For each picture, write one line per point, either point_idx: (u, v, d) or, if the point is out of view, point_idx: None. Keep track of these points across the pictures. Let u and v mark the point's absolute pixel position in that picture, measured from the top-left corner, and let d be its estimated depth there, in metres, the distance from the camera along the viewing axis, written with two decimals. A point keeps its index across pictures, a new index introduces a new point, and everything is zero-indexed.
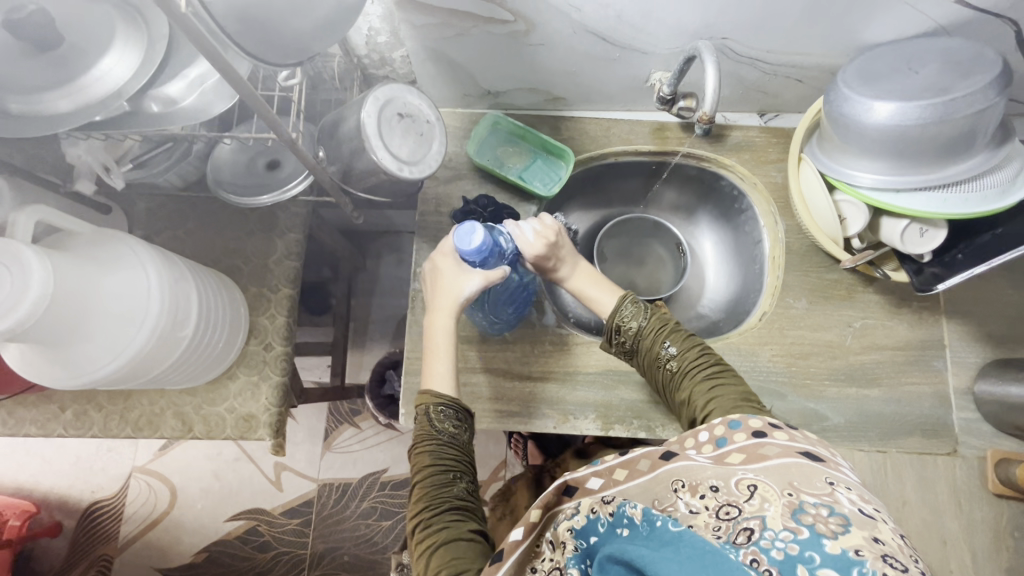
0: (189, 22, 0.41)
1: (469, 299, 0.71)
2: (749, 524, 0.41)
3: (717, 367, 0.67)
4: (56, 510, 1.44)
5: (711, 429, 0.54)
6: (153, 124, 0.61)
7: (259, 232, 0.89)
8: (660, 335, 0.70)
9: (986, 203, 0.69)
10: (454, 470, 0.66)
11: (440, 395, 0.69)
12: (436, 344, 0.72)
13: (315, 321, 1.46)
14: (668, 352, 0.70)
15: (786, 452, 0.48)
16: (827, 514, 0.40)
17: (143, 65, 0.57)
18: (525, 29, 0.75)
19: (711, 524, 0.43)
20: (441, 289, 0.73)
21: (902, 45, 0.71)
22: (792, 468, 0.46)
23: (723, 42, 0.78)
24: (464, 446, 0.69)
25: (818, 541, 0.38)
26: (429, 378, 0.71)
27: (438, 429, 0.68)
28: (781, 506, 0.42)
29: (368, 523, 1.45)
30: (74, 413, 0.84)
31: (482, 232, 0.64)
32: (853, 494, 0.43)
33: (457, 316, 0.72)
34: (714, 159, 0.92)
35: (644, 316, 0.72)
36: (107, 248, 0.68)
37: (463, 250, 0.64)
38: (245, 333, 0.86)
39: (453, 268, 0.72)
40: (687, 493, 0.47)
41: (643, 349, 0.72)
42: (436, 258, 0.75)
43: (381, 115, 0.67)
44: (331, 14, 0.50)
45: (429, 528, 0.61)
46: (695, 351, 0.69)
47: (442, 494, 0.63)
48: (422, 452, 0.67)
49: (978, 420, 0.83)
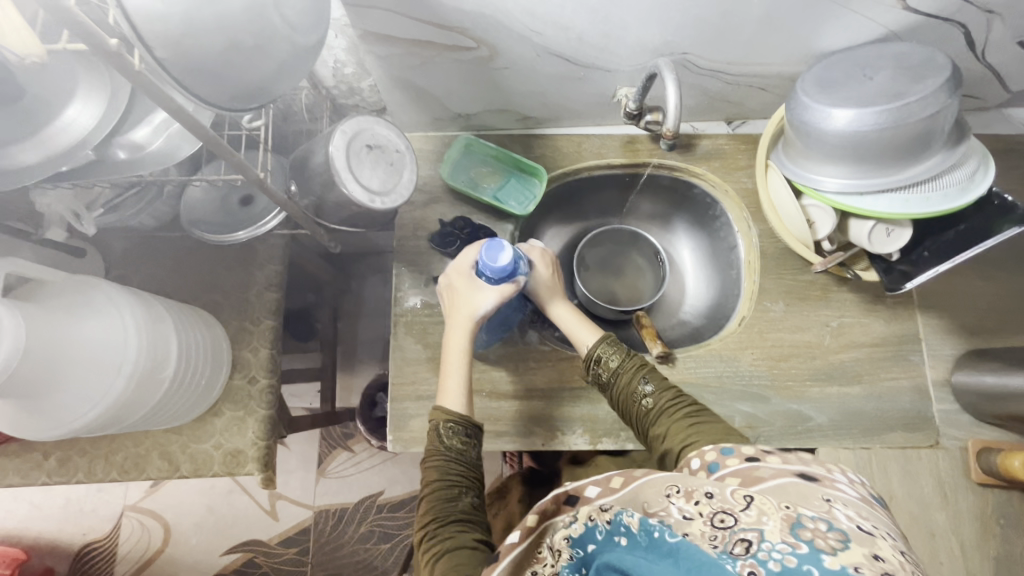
0: (145, 78, 0.42)
1: (485, 317, 0.73)
2: (747, 536, 0.40)
3: (697, 407, 0.68)
4: (47, 555, 1.41)
5: (703, 456, 0.56)
6: (119, 171, 0.60)
7: (237, 266, 0.89)
8: (638, 373, 0.72)
9: (947, 201, 0.71)
10: (461, 485, 0.66)
11: (453, 412, 0.69)
12: (450, 360, 0.72)
13: (302, 347, 1.46)
14: (645, 390, 0.71)
15: (781, 472, 0.49)
16: (826, 530, 0.40)
17: (108, 114, 0.58)
18: (490, 54, 0.76)
19: (706, 533, 0.42)
20: (459, 305, 0.73)
21: (855, 52, 0.73)
22: (788, 487, 0.46)
23: (684, 57, 0.79)
24: (472, 462, 0.69)
25: (817, 556, 0.37)
26: (443, 394, 0.71)
27: (447, 446, 0.68)
28: (778, 520, 0.41)
29: (366, 547, 1.44)
30: (57, 460, 0.83)
31: (509, 252, 0.69)
32: (851, 511, 0.43)
33: (473, 332, 0.73)
34: (686, 169, 0.93)
35: (623, 353, 0.74)
36: (81, 296, 0.68)
37: (488, 265, 0.69)
38: (228, 368, 0.86)
39: (469, 284, 0.73)
40: (682, 500, 0.46)
41: (620, 382, 0.73)
42: (452, 275, 0.75)
43: (349, 148, 0.68)
44: (289, 58, 0.51)
45: (434, 538, 0.61)
46: (672, 393, 0.70)
47: (448, 508, 0.64)
48: (428, 467, 0.67)
49: (958, 411, 0.85)
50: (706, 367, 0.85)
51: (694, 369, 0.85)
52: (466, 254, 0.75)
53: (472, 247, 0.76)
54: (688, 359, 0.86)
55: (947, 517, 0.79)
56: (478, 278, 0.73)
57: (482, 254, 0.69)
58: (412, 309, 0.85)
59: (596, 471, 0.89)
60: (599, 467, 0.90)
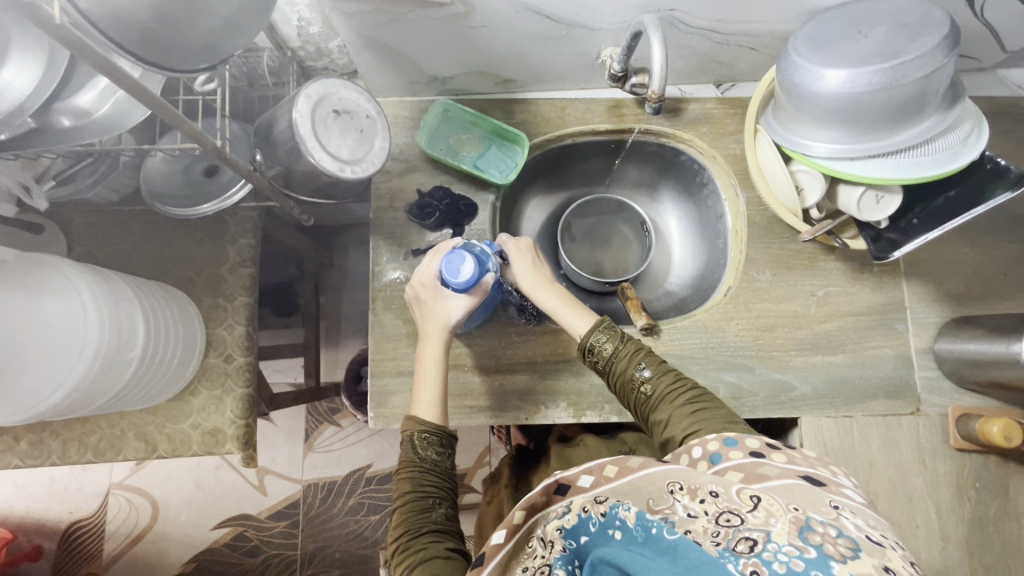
0: (69, 33, 0.38)
1: (458, 325, 0.71)
2: (752, 535, 0.41)
3: (696, 391, 0.68)
4: (34, 534, 1.41)
5: (706, 446, 0.57)
6: (65, 140, 0.56)
7: (207, 241, 0.85)
8: (635, 358, 0.71)
9: (939, 166, 0.69)
10: (435, 496, 0.65)
11: (425, 421, 0.68)
12: (425, 371, 0.71)
13: (284, 323, 1.43)
14: (643, 375, 0.70)
15: (786, 474, 0.50)
16: (836, 536, 0.41)
17: (46, 77, 0.53)
18: (465, 11, 0.71)
19: (709, 529, 0.43)
20: (429, 319, 0.72)
21: (850, 7, 0.69)
22: (796, 491, 0.48)
23: (671, 14, 0.75)
24: (446, 471, 0.68)
25: (825, 562, 0.38)
26: (416, 404, 0.70)
27: (422, 457, 0.67)
28: (787, 523, 0.42)
29: (356, 519, 1.45)
30: (29, 443, 0.80)
31: (470, 264, 0.66)
32: (859, 521, 0.44)
33: (448, 342, 0.72)
34: (673, 134, 0.90)
35: (617, 338, 0.73)
36: (39, 275, 0.66)
37: (451, 281, 0.66)
38: (202, 347, 0.83)
39: (435, 295, 0.71)
40: (686, 497, 0.48)
41: (618, 371, 0.72)
42: (416, 288, 0.73)
43: (315, 115, 0.64)
44: (236, 13, 0.47)
45: (407, 550, 0.60)
46: (671, 377, 0.70)
47: (422, 519, 0.63)
48: (403, 478, 0.66)
49: (939, 378, 0.85)
50: (691, 338, 0.84)
51: (678, 340, 0.84)
52: (428, 265, 0.72)
53: (431, 256, 0.72)
54: (673, 330, 0.85)
55: (925, 482, 0.80)
56: (444, 288, 0.70)
57: (443, 268, 0.67)
58: (391, 283, 0.83)
59: (585, 450, 0.88)
60: (588, 447, 0.88)
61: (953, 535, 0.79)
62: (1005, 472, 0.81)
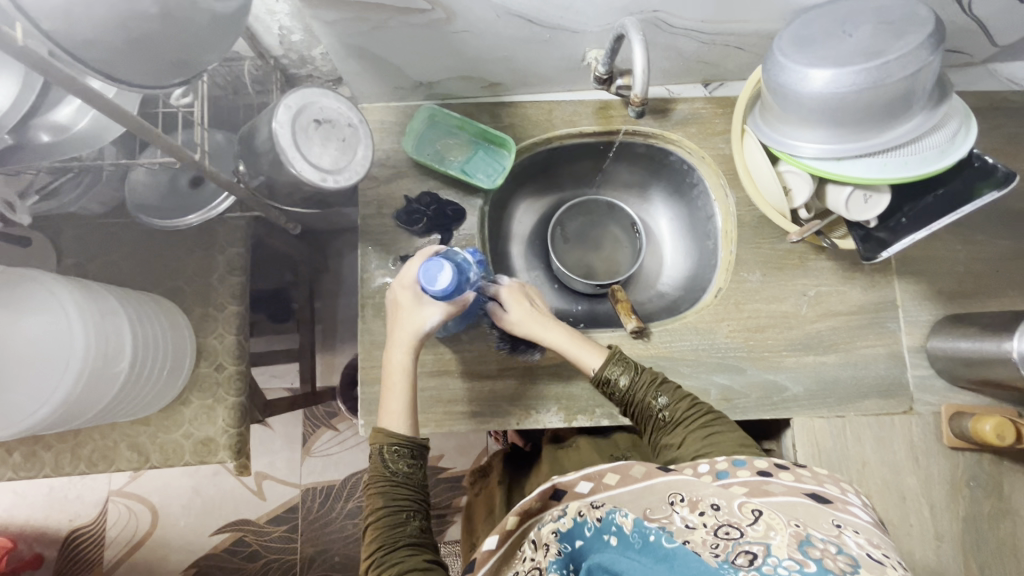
0: (33, 54, 0.38)
1: (432, 332, 0.71)
2: (752, 549, 0.43)
3: (711, 416, 0.71)
4: (34, 542, 1.41)
5: (712, 462, 0.57)
6: (46, 156, 0.56)
7: (196, 251, 0.85)
8: (652, 389, 0.73)
9: (927, 165, 0.69)
10: (408, 508, 0.65)
11: (394, 434, 0.67)
12: (393, 381, 0.70)
13: (279, 328, 1.43)
14: (660, 402, 0.72)
15: (792, 491, 0.52)
16: (835, 552, 0.43)
17: (23, 94, 0.53)
18: (447, 17, 0.71)
19: (708, 541, 0.45)
20: (402, 324, 0.72)
21: (835, 6, 0.68)
22: (798, 506, 0.50)
23: (656, 16, 0.74)
24: (418, 483, 0.68)
25: (825, 574, 0.39)
26: (383, 416, 0.69)
27: (392, 470, 0.66)
28: (787, 536, 0.44)
29: (355, 523, 1.45)
30: (22, 455, 0.81)
31: (449, 273, 0.64)
32: (861, 539, 0.46)
33: (417, 350, 0.71)
34: (661, 135, 0.89)
35: (633, 370, 0.74)
36: (20, 290, 0.65)
37: (429, 289, 0.65)
38: (193, 355, 0.83)
39: (413, 301, 0.72)
40: (685, 508, 0.49)
41: (635, 399, 0.74)
42: (396, 290, 0.73)
43: (295, 124, 0.63)
44: (207, 29, 0.46)
45: (382, 565, 0.60)
46: (686, 403, 0.73)
47: (396, 533, 0.62)
48: (373, 494, 0.65)
49: (932, 376, 0.85)
50: (683, 340, 0.84)
51: (669, 343, 0.84)
52: (410, 268, 0.73)
53: (415, 258, 0.73)
54: (664, 333, 0.84)
55: (919, 481, 0.80)
56: (424, 294, 0.71)
57: (421, 276, 0.65)
58: (379, 290, 0.82)
59: (576, 454, 0.88)
60: (579, 451, 0.88)
61: (948, 534, 0.78)
62: (999, 470, 0.81)
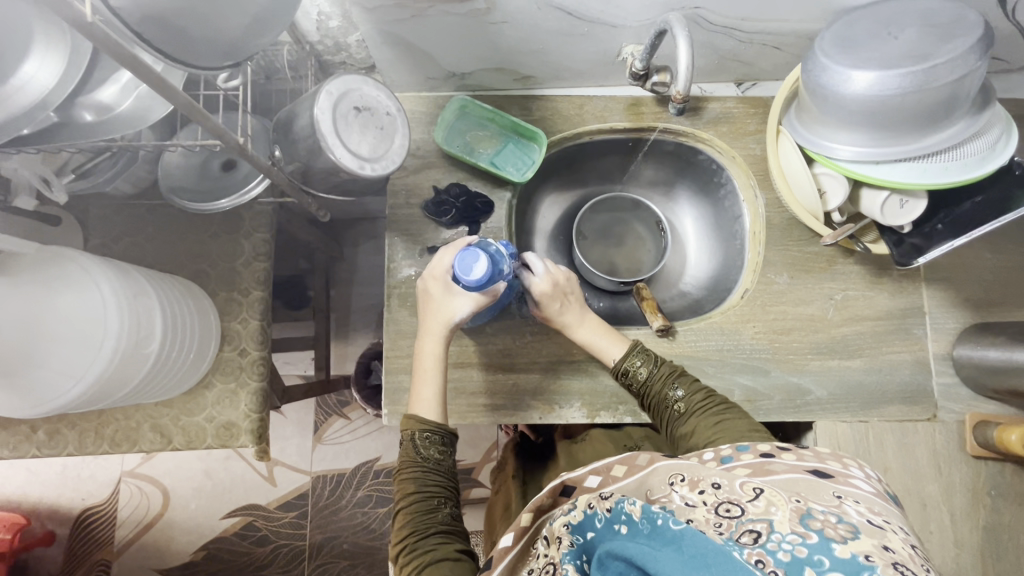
0: (101, 32, 0.38)
1: (461, 323, 0.71)
2: (756, 527, 0.41)
3: (726, 405, 0.70)
4: (47, 520, 1.43)
5: (717, 449, 0.56)
6: (87, 134, 0.56)
7: (222, 235, 0.85)
8: (668, 381, 0.74)
9: (966, 171, 0.68)
10: (439, 496, 0.65)
11: (427, 421, 0.68)
12: (424, 369, 0.71)
13: (294, 316, 1.43)
14: (676, 395, 0.73)
15: (794, 468, 0.50)
16: (835, 521, 0.41)
17: (70, 71, 0.53)
18: (486, 7, 0.70)
19: (711, 520, 0.43)
20: (432, 313, 0.72)
21: (879, 8, 0.67)
22: (799, 482, 0.48)
23: (695, 12, 0.74)
24: (449, 471, 0.68)
25: (827, 545, 0.38)
26: (415, 403, 0.70)
27: (424, 456, 0.66)
28: (788, 511, 0.42)
29: (364, 511, 1.46)
30: (45, 433, 0.81)
31: (483, 264, 0.64)
32: (862, 507, 0.44)
33: (448, 340, 0.71)
34: (692, 133, 0.89)
35: (651, 363, 0.76)
36: (59, 268, 0.66)
37: (464, 279, 0.65)
38: (218, 340, 0.83)
39: (443, 291, 0.71)
40: (685, 488, 0.48)
41: (651, 392, 0.75)
42: (427, 280, 0.73)
43: (336, 111, 0.63)
44: (262, 11, 0.47)
45: (414, 552, 0.60)
46: (702, 395, 0.72)
47: (427, 520, 0.63)
48: (405, 480, 0.65)
49: (956, 384, 0.84)
50: (707, 340, 0.84)
51: (694, 342, 0.84)
52: (441, 258, 0.72)
53: (448, 249, 0.73)
54: (689, 332, 0.84)
55: (941, 488, 0.80)
56: (454, 284, 0.71)
57: (456, 265, 0.66)
58: (406, 279, 0.82)
59: (592, 446, 0.88)
60: (595, 443, 0.88)
61: (968, 541, 0.78)
62: (1021, 480, 0.81)
